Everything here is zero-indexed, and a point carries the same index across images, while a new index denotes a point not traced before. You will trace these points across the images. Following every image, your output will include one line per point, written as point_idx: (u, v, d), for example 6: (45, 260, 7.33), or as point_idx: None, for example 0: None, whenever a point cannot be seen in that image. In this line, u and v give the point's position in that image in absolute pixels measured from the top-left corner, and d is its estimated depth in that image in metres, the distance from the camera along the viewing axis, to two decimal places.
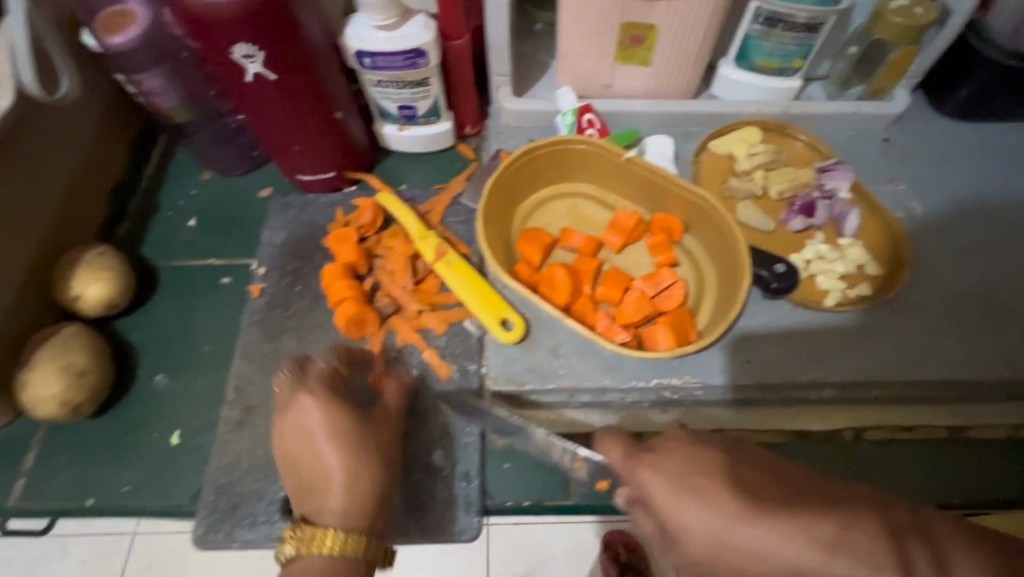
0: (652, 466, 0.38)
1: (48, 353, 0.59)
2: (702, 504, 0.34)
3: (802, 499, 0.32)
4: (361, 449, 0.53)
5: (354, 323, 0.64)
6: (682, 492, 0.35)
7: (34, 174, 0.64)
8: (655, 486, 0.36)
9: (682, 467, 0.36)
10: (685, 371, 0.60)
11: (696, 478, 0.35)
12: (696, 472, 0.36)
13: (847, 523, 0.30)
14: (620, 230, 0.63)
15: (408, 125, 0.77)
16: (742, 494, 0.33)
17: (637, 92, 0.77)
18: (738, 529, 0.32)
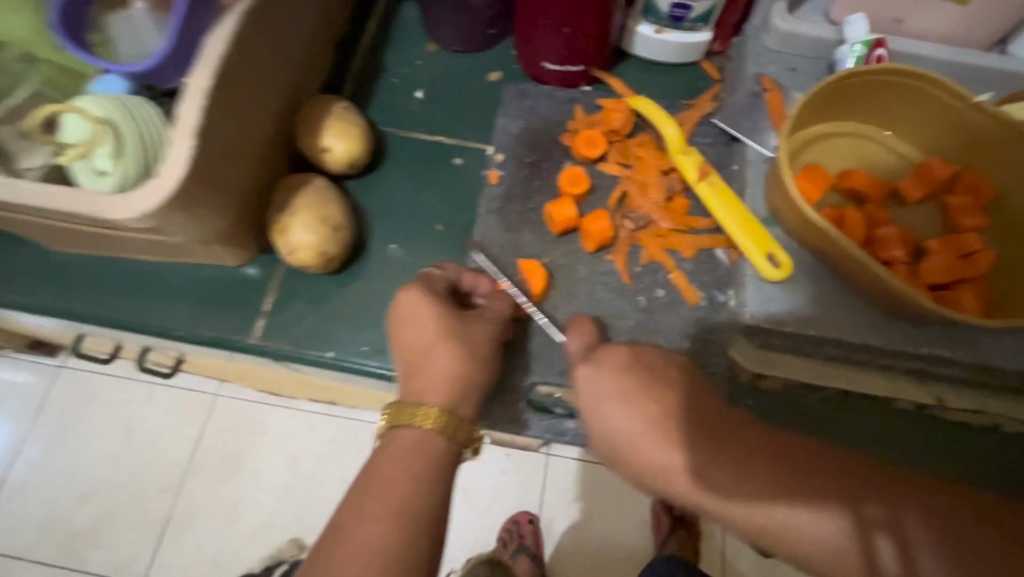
0: (594, 366, 0.47)
1: (307, 201, 0.58)
2: (624, 408, 0.45)
3: (705, 422, 0.43)
4: (469, 351, 0.47)
5: (568, 227, 0.62)
6: (612, 395, 0.46)
7: (299, 8, 0.60)
8: (585, 385, 0.47)
9: (618, 378, 0.46)
10: (963, 344, 0.55)
11: (625, 386, 0.46)
12: (628, 383, 0.46)
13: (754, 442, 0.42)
14: (922, 183, 0.57)
15: (669, 28, 0.70)
16: (661, 406, 0.44)
17: (930, 35, 0.69)
18: (647, 430, 0.44)
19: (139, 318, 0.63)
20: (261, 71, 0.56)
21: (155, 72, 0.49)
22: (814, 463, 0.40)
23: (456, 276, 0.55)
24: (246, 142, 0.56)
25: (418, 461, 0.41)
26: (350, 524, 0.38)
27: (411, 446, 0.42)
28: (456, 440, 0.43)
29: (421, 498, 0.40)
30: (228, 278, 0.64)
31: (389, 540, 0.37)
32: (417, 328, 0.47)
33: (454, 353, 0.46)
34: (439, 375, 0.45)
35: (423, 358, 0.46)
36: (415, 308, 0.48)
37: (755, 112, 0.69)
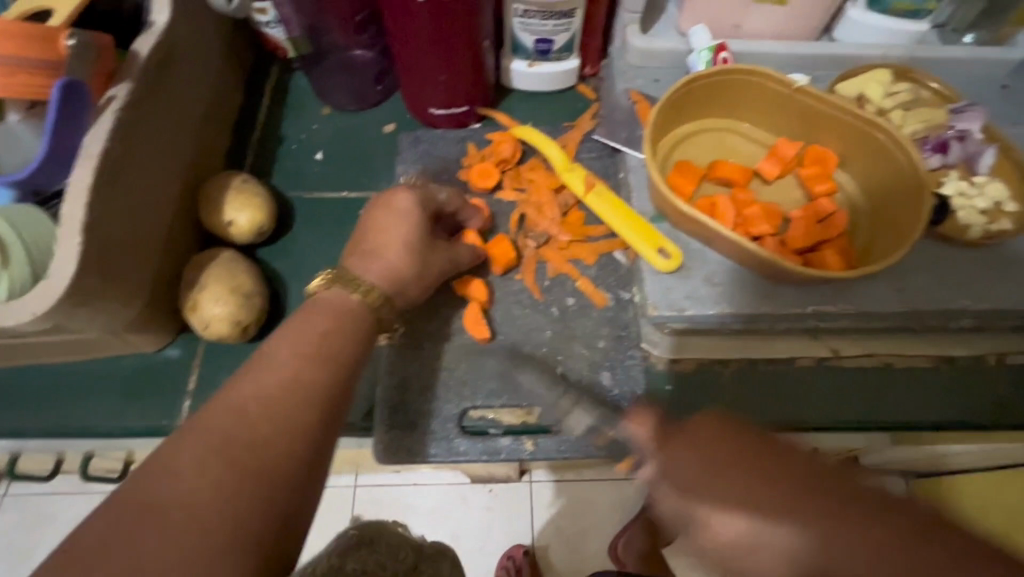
0: (651, 415, 0.42)
1: (216, 274, 0.60)
2: (678, 466, 0.40)
3: None
4: (359, 334, 0.46)
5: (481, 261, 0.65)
6: (673, 438, 0.40)
7: (182, 95, 0.63)
8: (650, 431, 0.41)
9: (681, 426, 0.41)
10: (840, 299, 0.61)
11: (693, 435, 0.40)
12: (694, 433, 0.40)
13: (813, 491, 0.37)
14: (776, 161, 0.64)
15: (539, 62, 0.76)
16: None
17: (765, 34, 0.77)
18: None
19: (59, 424, 0.61)
20: (150, 159, 0.57)
21: (38, 174, 0.50)
22: (860, 494, 0.36)
23: (393, 210, 0.58)
24: (144, 228, 0.57)
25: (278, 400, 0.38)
26: (156, 471, 0.32)
27: (275, 391, 0.38)
28: (325, 399, 0.40)
29: (262, 455, 0.35)
30: (149, 366, 0.64)
31: (233, 451, 0.34)
32: (314, 312, 0.46)
33: (350, 333, 0.45)
34: (318, 338, 0.43)
35: (308, 327, 0.44)
36: (323, 283, 0.49)
37: (629, 123, 0.75)
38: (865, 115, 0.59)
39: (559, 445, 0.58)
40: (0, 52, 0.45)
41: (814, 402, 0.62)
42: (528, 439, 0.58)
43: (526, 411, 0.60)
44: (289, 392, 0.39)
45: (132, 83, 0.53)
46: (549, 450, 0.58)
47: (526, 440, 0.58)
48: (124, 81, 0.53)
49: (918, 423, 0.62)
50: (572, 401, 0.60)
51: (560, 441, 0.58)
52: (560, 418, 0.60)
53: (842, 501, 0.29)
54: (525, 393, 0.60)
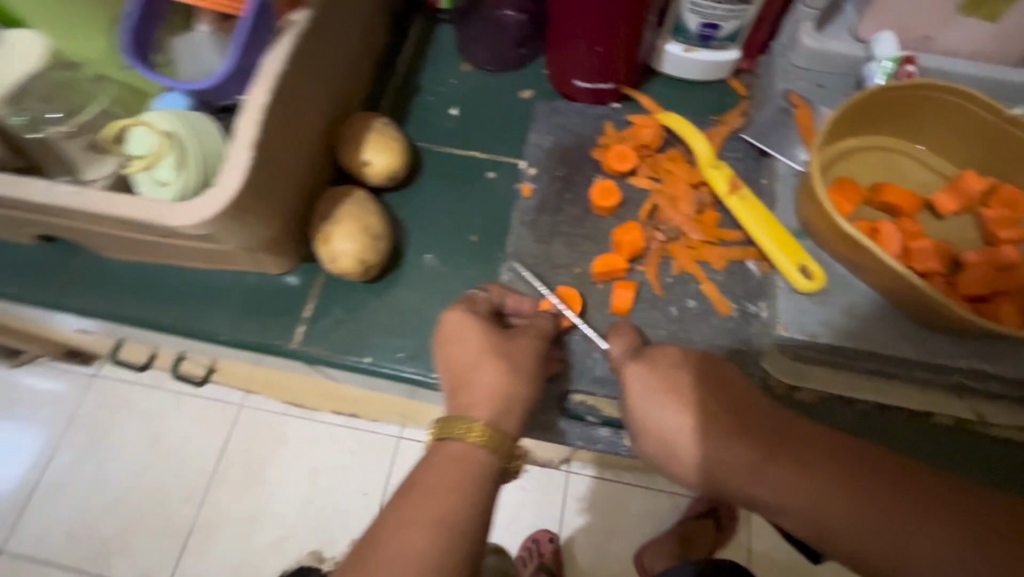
0: (645, 368, 0.49)
1: (351, 211, 0.61)
2: (666, 411, 0.47)
3: (728, 422, 0.47)
4: (514, 369, 0.47)
5: (612, 270, 0.62)
6: (660, 396, 0.48)
7: (345, 30, 0.64)
8: (638, 385, 0.49)
9: (663, 379, 0.48)
10: (1002, 361, 0.55)
11: (673, 389, 0.48)
12: (675, 385, 0.48)
13: (783, 448, 0.45)
14: (955, 195, 0.57)
15: (698, 47, 0.72)
16: (702, 412, 0.47)
17: (961, 51, 0.69)
18: (692, 433, 0.47)
19: (183, 323, 0.65)
20: (310, 88, 0.59)
21: (216, 89, 0.52)
22: (825, 454, 0.44)
23: (500, 301, 0.56)
24: (295, 155, 0.58)
25: (459, 465, 0.43)
26: (375, 539, 0.40)
27: (457, 459, 0.43)
28: (499, 455, 0.44)
29: (469, 499, 0.42)
30: (269, 286, 0.66)
31: (425, 551, 0.39)
32: (461, 352, 0.49)
33: (501, 371, 0.47)
34: (485, 392, 0.46)
35: (464, 399, 0.46)
36: (460, 322, 0.50)
37: (784, 127, 0.70)
38: None
39: None
40: None
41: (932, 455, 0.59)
42: (628, 433, 0.58)
43: None
44: (459, 480, 0.42)
45: (311, 12, 0.53)
46: None
47: (625, 434, 0.58)
48: (306, 8, 0.53)
49: None
50: None
51: None
52: None
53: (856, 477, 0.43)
54: None
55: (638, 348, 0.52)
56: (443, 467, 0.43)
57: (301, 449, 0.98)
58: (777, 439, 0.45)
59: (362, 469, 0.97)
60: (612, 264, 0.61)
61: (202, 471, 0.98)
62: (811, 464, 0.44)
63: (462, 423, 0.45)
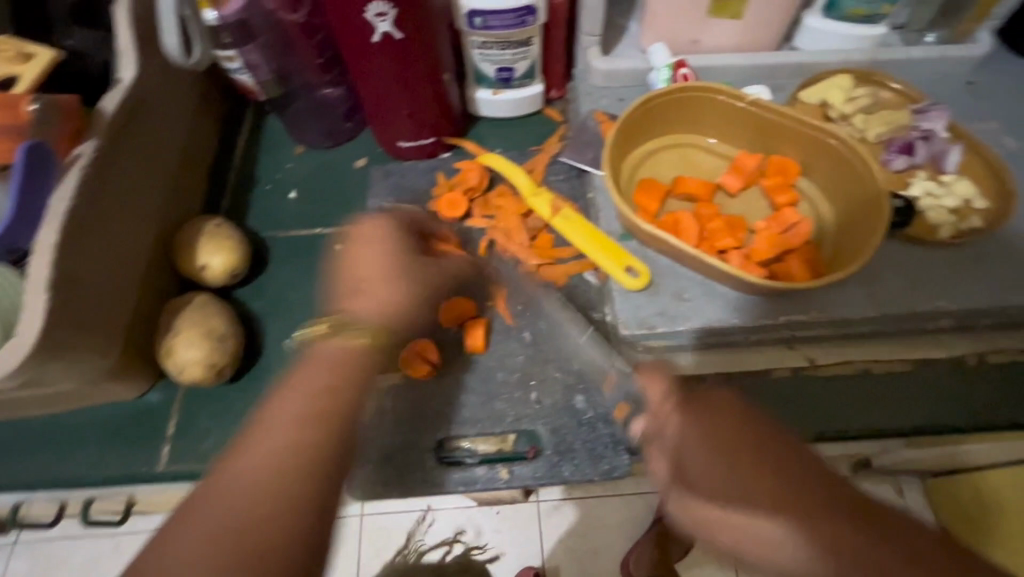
0: (685, 413, 0.43)
1: (189, 319, 0.61)
2: (708, 478, 0.40)
3: (779, 484, 0.38)
4: (323, 414, 0.39)
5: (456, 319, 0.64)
6: (705, 450, 0.41)
7: (153, 146, 0.65)
8: (679, 438, 0.43)
9: (710, 431, 0.41)
10: (812, 307, 0.61)
11: (724, 441, 0.40)
12: (716, 437, 0.41)
13: (825, 528, 0.36)
14: (737, 175, 0.64)
15: (503, 89, 0.78)
16: (753, 473, 0.38)
17: (725, 47, 0.78)
18: (724, 499, 0.39)
19: (41, 476, 0.62)
20: (119, 210, 0.59)
21: (3, 241, 0.51)
22: (872, 532, 0.35)
23: (378, 262, 0.65)
24: (116, 278, 0.58)
25: (251, 488, 0.35)
26: (179, 527, 0.34)
27: (329, 349, 0.44)
28: (374, 349, 0.45)
29: (321, 454, 0.38)
30: (128, 413, 0.65)
31: (271, 481, 0.36)
32: (290, 396, 0.40)
33: (307, 416, 0.39)
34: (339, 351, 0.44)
35: (244, 438, 0.38)
36: (322, 353, 0.44)
37: (596, 143, 0.76)
38: (823, 124, 0.59)
39: (534, 471, 0.57)
40: None
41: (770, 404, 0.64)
42: (504, 467, 0.58)
43: (502, 438, 0.60)
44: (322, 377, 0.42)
45: (96, 141, 0.54)
46: (524, 477, 0.57)
47: (501, 468, 0.58)
48: (91, 138, 0.54)
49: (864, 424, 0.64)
50: (546, 425, 0.60)
51: (534, 467, 0.58)
52: (536, 443, 0.59)
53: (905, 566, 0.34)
54: (499, 419, 0.60)
55: (677, 389, 0.45)
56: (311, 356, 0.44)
57: None
58: (817, 512, 0.36)
59: None
60: (463, 304, 0.64)
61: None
62: (819, 501, 0.37)
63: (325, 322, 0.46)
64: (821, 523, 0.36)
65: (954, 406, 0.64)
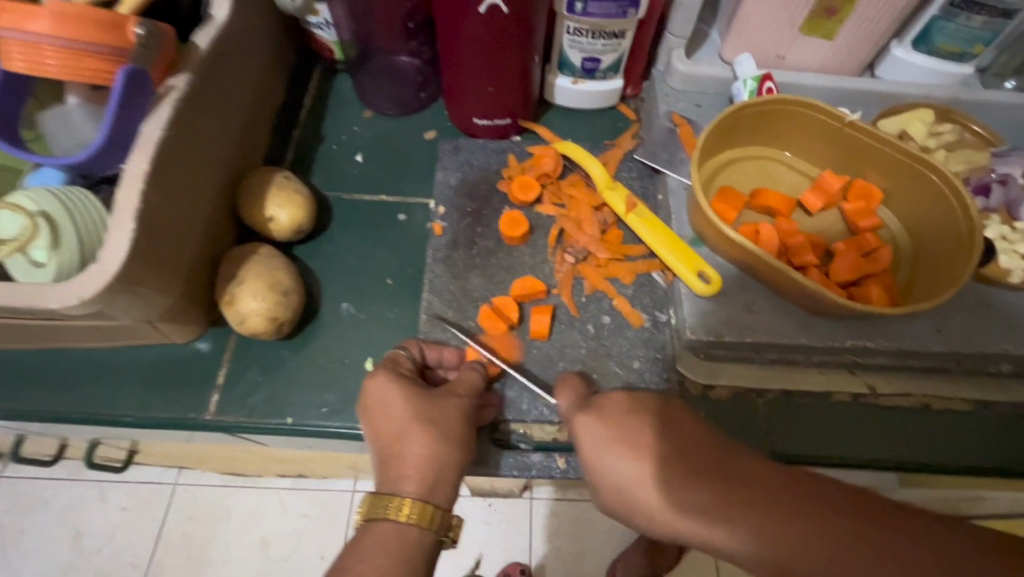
0: (587, 416, 0.47)
1: (256, 269, 0.59)
2: (619, 460, 0.45)
3: (699, 473, 0.43)
4: (445, 433, 0.46)
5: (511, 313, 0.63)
6: (608, 443, 0.45)
7: (234, 89, 0.63)
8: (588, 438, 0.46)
9: (611, 424, 0.46)
10: (878, 335, 0.61)
11: (622, 437, 0.45)
12: (621, 432, 0.46)
13: (762, 501, 0.41)
14: (820, 193, 0.64)
15: (584, 79, 0.77)
16: (660, 460, 0.44)
17: (809, 66, 0.78)
18: (646, 481, 0.43)
19: (83, 410, 0.61)
20: (200, 149, 0.57)
21: (91, 159, 0.50)
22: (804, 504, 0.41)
23: (421, 357, 0.56)
24: (188, 218, 0.57)
25: (432, 472, 0.45)
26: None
27: (417, 458, 0.44)
28: (433, 530, 0.43)
29: (408, 569, 0.42)
30: (179, 357, 0.63)
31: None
32: (395, 401, 0.47)
33: (432, 441, 0.45)
34: (415, 464, 0.44)
35: (398, 442, 0.45)
36: (383, 394, 0.48)
37: (671, 145, 0.75)
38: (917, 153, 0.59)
39: None
40: (66, 36, 0.45)
41: (834, 431, 0.61)
42: (560, 456, 0.57)
43: (559, 427, 0.59)
44: (403, 458, 0.45)
45: (190, 75, 0.53)
46: (580, 469, 0.57)
47: (558, 457, 0.57)
48: (185, 72, 0.53)
49: (933, 465, 0.60)
50: None
51: None
52: None
53: (832, 525, 0.40)
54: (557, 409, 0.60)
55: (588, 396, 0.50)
56: (394, 464, 0.45)
57: (246, 521, 0.93)
58: (755, 490, 0.42)
59: (316, 532, 0.93)
60: (531, 286, 0.64)
61: (136, 565, 0.90)
62: (777, 504, 0.41)
63: (392, 508, 0.43)
64: (752, 503, 0.41)
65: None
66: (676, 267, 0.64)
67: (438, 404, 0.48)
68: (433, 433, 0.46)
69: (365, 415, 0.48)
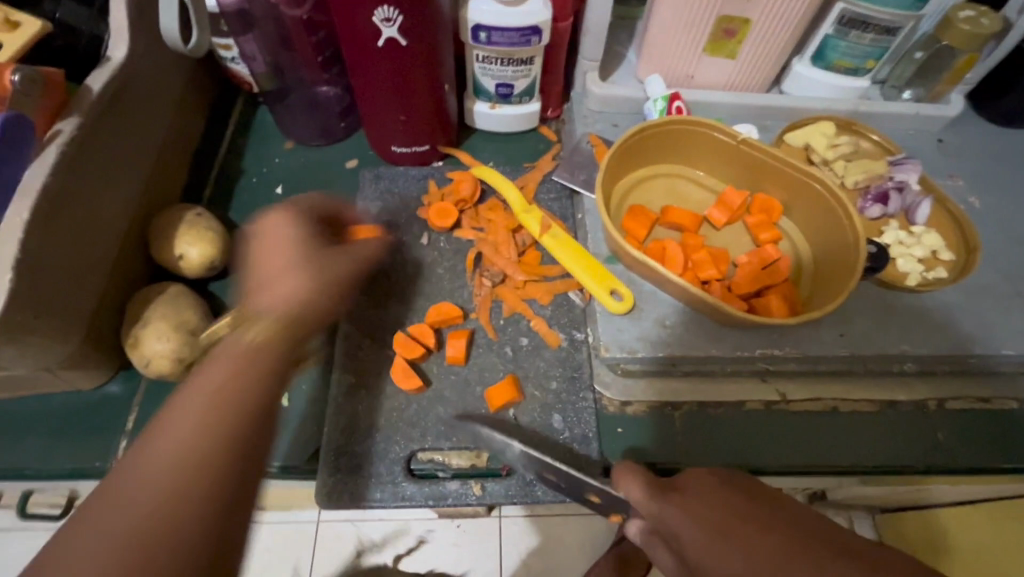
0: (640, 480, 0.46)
1: (161, 310, 0.58)
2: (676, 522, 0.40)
3: (739, 514, 0.38)
4: (314, 270, 0.44)
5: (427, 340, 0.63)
6: (660, 497, 0.43)
7: (138, 128, 0.63)
8: (638, 497, 0.45)
9: (699, 481, 0.43)
10: (785, 343, 0.63)
11: (723, 487, 0.41)
12: (706, 485, 0.42)
13: (765, 546, 0.34)
14: (724, 209, 0.66)
15: (501, 104, 0.78)
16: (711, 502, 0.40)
17: (718, 84, 0.81)
18: (697, 536, 0.38)
19: None
20: (97, 191, 0.57)
21: None
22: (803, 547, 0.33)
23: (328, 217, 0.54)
24: (85, 262, 0.55)
25: (198, 457, 0.31)
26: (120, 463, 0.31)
27: (283, 239, 0.46)
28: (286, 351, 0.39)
29: (217, 437, 0.32)
30: (87, 403, 0.61)
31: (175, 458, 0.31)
32: (275, 247, 0.45)
33: (308, 281, 0.43)
34: (280, 290, 0.42)
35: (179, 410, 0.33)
36: (278, 226, 0.47)
37: (588, 165, 0.77)
38: (807, 168, 0.62)
39: (506, 490, 0.57)
40: None
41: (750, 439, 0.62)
42: (476, 483, 0.57)
43: (476, 453, 0.59)
44: (270, 273, 0.44)
45: (78, 119, 0.52)
46: (496, 494, 0.57)
47: (474, 484, 0.57)
48: (73, 116, 0.52)
49: (844, 467, 0.62)
50: (523, 444, 0.59)
51: (507, 486, 0.57)
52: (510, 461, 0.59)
53: (827, 560, 0.32)
54: (475, 434, 0.60)
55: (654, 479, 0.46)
56: (267, 244, 0.46)
57: None
58: (759, 537, 0.35)
59: None
60: (448, 312, 0.64)
61: None
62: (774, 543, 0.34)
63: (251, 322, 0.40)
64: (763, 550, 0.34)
65: (932, 454, 0.62)
66: (588, 285, 0.65)
67: (327, 265, 0.45)
68: (236, 376, 0.35)
69: (252, 241, 0.46)
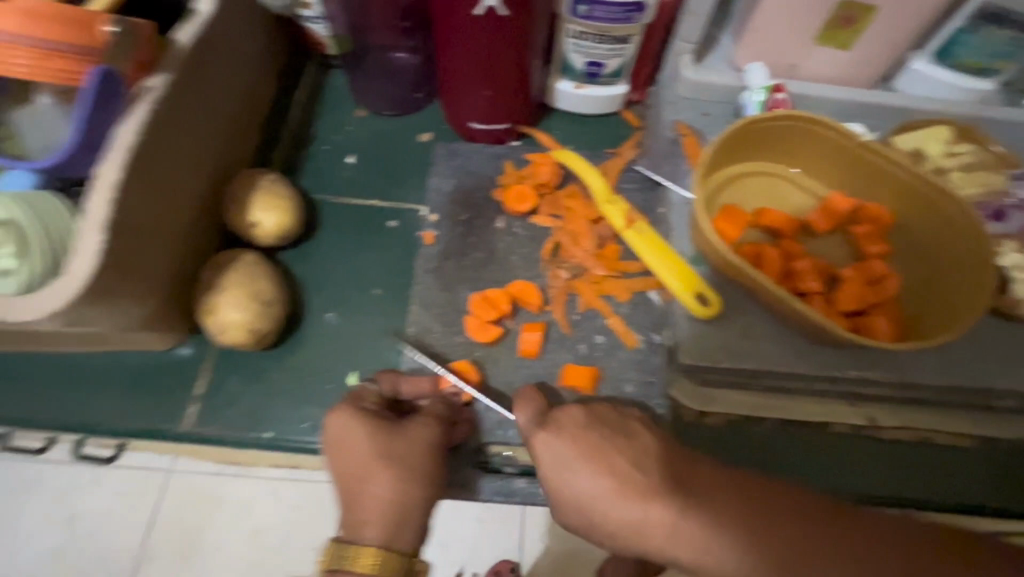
0: (549, 440, 0.47)
1: (236, 279, 0.57)
2: (585, 480, 0.45)
3: (686, 488, 0.44)
4: (407, 470, 0.45)
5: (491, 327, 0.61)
6: (572, 465, 0.46)
7: (219, 87, 0.61)
8: (547, 456, 0.47)
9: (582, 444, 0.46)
10: (882, 367, 0.59)
11: (601, 429, 0.48)
12: (589, 439, 0.47)
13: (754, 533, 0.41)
14: (827, 215, 0.61)
15: (586, 84, 0.74)
16: (627, 470, 0.44)
17: (823, 76, 0.74)
18: (612, 492, 0.44)
19: (59, 417, 0.59)
20: (180, 152, 0.55)
21: (62, 164, 0.48)
22: (772, 520, 0.42)
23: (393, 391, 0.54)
24: (166, 224, 0.54)
25: (396, 515, 0.44)
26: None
27: (342, 432, 0.46)
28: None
29: None
30: (160, 364, 0.62)
31: None
32: (348, 439, 0.46)
33: (397, 480, 0.44)
34: (376, 503, 0.44)
35: (360, 482, 0.45)
36: (344, 424, 0.46)
37: (675, 156, 0.72)
38: (930, 179, 0.56)
39: None
40: (38, 35, 0.44)
41: (828, 463, 0.59)
42: (544, 483, 0.56)
43: None
44: (369, 477, 0.45)
45: (168, 76, 0.50)
46: None
47: (542, 483, 0.56)
48: (162, 73, 0.50)
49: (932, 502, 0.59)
50: None
51: None
52: None
53: (781, 523, 0.42)
54: None
55: (547, 413, 0.50)
56: (335, 437, 0.47)
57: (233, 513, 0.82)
58: (741, 520, 0.42)
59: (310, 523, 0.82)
60: (529, 294, 0.63)
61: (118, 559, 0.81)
62: (767, 533, 0.41)
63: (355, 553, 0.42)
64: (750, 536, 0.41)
65: None
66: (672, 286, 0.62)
67: (400, 450, 0.46)
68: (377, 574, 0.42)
69: (323, 433, 0.48)
